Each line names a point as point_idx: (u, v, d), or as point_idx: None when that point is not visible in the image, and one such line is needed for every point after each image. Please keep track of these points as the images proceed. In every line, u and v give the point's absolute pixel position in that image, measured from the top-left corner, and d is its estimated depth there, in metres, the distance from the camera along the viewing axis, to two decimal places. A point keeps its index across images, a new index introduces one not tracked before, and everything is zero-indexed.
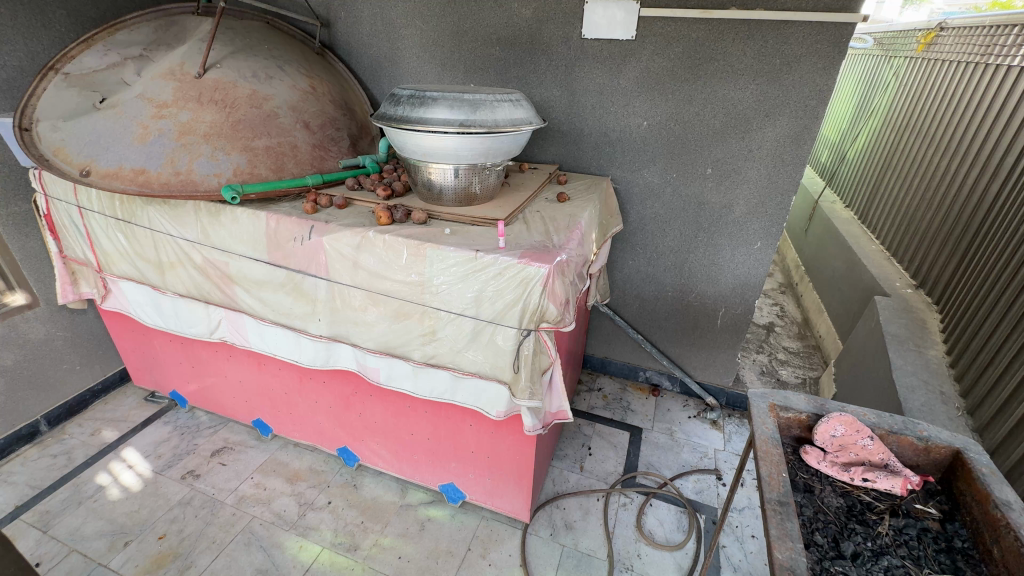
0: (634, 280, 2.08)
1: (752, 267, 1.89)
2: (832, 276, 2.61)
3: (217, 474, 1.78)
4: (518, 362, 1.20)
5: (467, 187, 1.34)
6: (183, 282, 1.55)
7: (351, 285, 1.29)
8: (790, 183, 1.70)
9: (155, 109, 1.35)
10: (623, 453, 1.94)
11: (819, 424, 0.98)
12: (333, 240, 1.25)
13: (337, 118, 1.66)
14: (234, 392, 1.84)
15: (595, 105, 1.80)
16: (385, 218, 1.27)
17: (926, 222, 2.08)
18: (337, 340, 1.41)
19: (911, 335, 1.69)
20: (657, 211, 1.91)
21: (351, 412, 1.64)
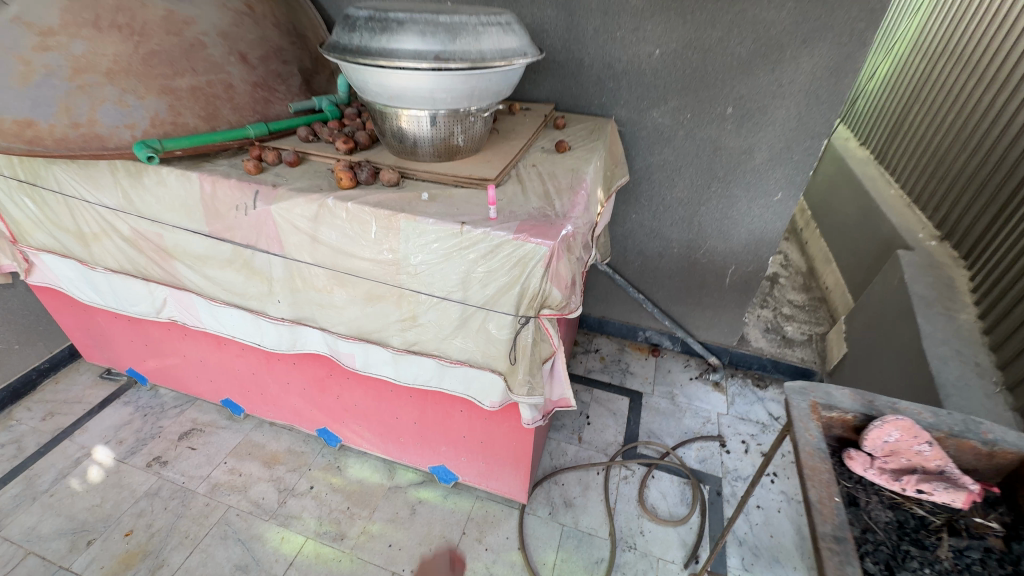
0: (636, 236, 1.88)
1: (770, 221, 1.69)
2: (844, 223, 2.43)
3: (187, 460, 1.63)
4: (515, 352, 1.03)
5: (448, 138, 1.09)
6: (114, 256, 1.30)
7: (312, 263, 1.08)
8: (823, 125, 1.47)
9: (37, 38, 1.01)
10: (623, 421, 1.84)
11: (869, 428, 0.85)
12: (283, 209, 1.02)
13: (284, 49, 1.35)
14: (197, 372, 1.66)
15: (598, 29, 1.50)
16: (347, 180, 1.02)
17: (958, 166, 1.85)
18: (302, 323, 1.21)
19: (939, 296, 1.54)
20: (666, 157, 1.67)
21: (328, 394, 1.48)
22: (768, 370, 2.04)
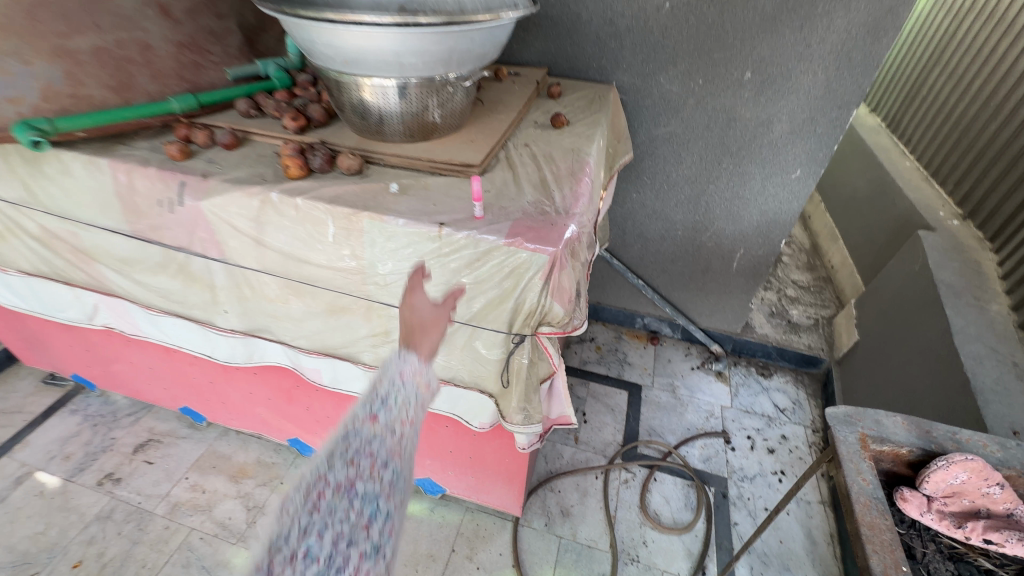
0: (637, 217, 1.71)
1: (785, 201, 1.53)
2: (852, 197, 2.28)
3: (143, 477, 1.47)
4: (508, 374, 0.87)
5: (421, 114, 0.89)
6: (26, 257, 1.09)
7: (260, 270, 0.89)
8: (853, 93, 1.29)
9: None
10: (622, 417, 1.72)
11: (932, 468, 0.72)
12: (217, 205, 0.82)
13: None
14: (148, 379, 1.47)
15: None
16: (296, 169, 0.83)
17: (981, 139, 1.68)
18: (257, 336, 1.03)
19: (968, 285, 1.41)
20: (673, 130, 1.48)
21: (296, 406, 1.32)
22: (773, 358, 1.93)
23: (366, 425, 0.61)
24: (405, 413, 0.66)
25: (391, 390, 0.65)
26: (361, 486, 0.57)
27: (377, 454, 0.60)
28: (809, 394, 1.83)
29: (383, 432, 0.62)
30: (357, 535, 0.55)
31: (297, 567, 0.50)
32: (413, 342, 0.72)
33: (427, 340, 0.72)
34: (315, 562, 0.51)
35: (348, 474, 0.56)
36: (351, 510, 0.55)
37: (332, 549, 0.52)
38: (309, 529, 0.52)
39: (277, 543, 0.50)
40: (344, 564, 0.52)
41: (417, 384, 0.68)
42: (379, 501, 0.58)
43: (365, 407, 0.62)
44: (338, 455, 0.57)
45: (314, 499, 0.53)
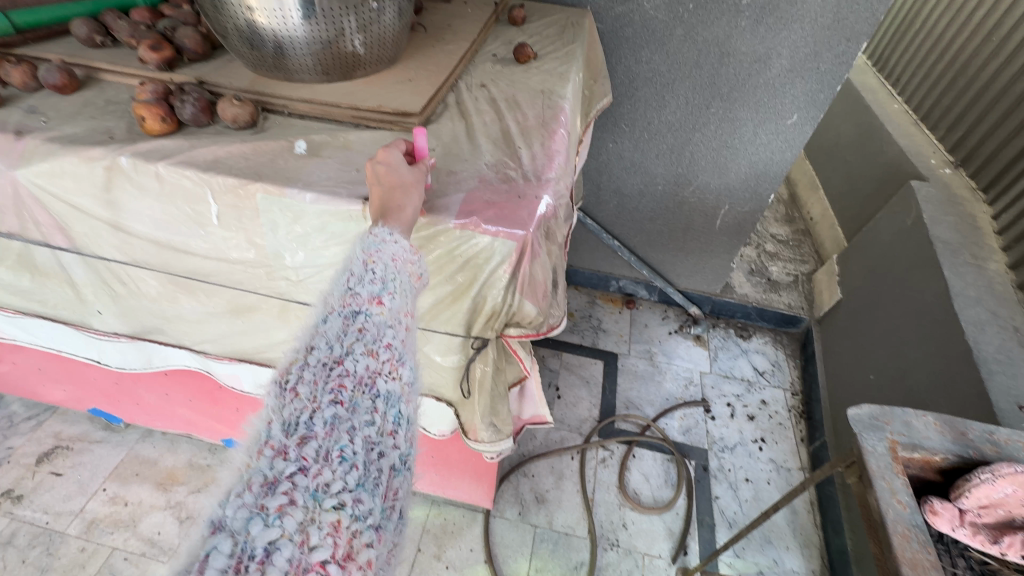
0: (614, 170, 1.51)
1: (778, 150, 1.36)
2: (836, 143, 2.14)
3: (50, 492, 1.26)
4: (467, 384, 0.70)
5: (336, 41, 0.65)
6: None
7: (129, 262, 0.66)
8: (867, 20, 1.09)
9: None
10: (598, 390, 1.61)
11: (973, 480, 0.61)
12: (41, 176, 0.57)
13: None
14: (41, 381, 1.23)
15: None
16: (154, 121, 0.58)
17: (985, 76, 1.50)
18: (148, 340, 0.81)
19: (965, 241, 1.32)
20: (656, 67, 1.26)
21: (223, 407, 1.12)
22: (752, 318, 1.84)
23: (370, 308, 0.42)
24: (410, 302, 0.46)
25: (388, 270, 0.44)
26: (382, 381, 0.39)
27: (396, 345, 0.42)
28: (788, 355, 1.76)
29: (395, 320, 0.43)
30: (384, 442, 0.38)
31: (328, 469, 0.33)
32: (389, 210, 0.49)
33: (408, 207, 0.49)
34: (349, 469, 0.34)
35: (368, 364, 0.39)
36: (375, 410, 0.38)
37: (363, 456, 0.36)
38: (332, 422, 0.35)
39: (291, 430, 0.34)
40: (379, 478, 0.36)
41: (409, 273, 0.47)
42: (402, 404, 0.41)
43: (362, 286, 0.43)
44: (351, 338, 0.39)
45: (334, 389, 0.36)
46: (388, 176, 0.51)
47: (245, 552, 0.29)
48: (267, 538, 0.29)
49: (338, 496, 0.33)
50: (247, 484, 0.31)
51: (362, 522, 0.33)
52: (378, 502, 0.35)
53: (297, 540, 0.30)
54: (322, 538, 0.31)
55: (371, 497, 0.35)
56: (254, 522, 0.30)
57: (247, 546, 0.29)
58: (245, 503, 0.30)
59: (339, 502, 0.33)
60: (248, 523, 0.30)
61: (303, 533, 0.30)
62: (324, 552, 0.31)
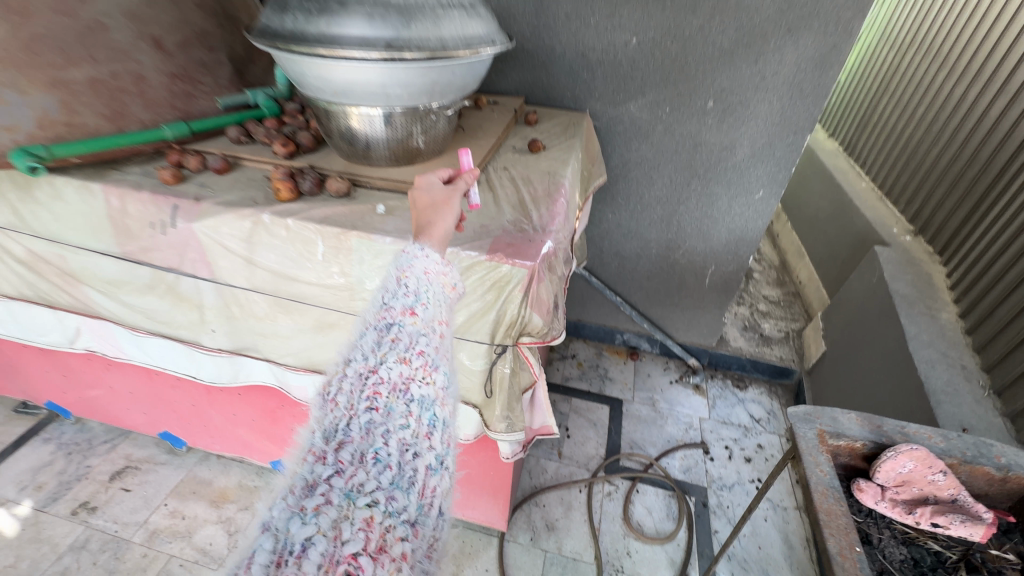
0: (613, 236, 1.78)
1: (750, 220, 1.63)
2: (815, 216, 2.41)
3: (120, 504, 1.44)
4: (490, 385, 0.91)
5: (406, 140, 0.94)
6: (8, 282, 1.10)
7: (250, 288, 0.92)
8: (807, 119, 1.39)
9: None
10: (604, 431, 1.76)
11: (882, 460, 0.78)
12: (209, 227, 0.85)
13: (212, 33, 1.17)
14: (127, 404, 1.46)
15: (569, 15, 1.36)
16: (286, 192, 0.87)
17: (931, 159, 1.79)
18: (244, 354, 1.05)
19: (920, 295, 1.51)
20: (643, 154, 1.57)
21: (280, 426, 1.32)
22: (747, 370, 2.00)
23: (405, 319, 0.60)
24: (441, 310, 0.64)
25: (419, 282, 0.63)
26: (416, 387, 0.56)
27: (428, 353, 0.59)
28: (783, 404, 1.89)
29: (427, 329, 0.61)
30: (421, 444, 0.53)
31: (362, 473, 0.48)
32: (425, 227, 0.70)
33: (439, 223, 0.70)
34: (383, 470, 0.49)
35: (401, 372, 0.55)
36: (408, 414, 0.53)
37: (396, 458, 0.50)
38: (367, 428, 0.51)
39: (330, 439, 0.50)
40: (414, 475, 0.51)
41: (442, 284, 0.65)
42: (436, 407, 0.56)
43: (397, 299, 0.61)
44: (386, 349, 0.57)
45: (370, 397, 0.53)
46: (422, 199, 0.73)
47: (286, 547, 0.42)
48: (303, 532, 0.43)
49: (372, 495, 0.47)
50: (292, 488, 0.47)
51: (396, 518, 0.47)
52: (413, 501, 0.49)
53: (329, 535, 0.43)
54: (355, 533, 0.44)
55: (404, 495, 0.48)
56: (294, 521, 0.44)
57: (289, 542, 0.42)
58: (288, 505, 0.45)
59: (373, 501, 0.47)
60: (289, 522, 0.44)
61: (335, 530, 0.44)
62: (355, 545, 0.43)
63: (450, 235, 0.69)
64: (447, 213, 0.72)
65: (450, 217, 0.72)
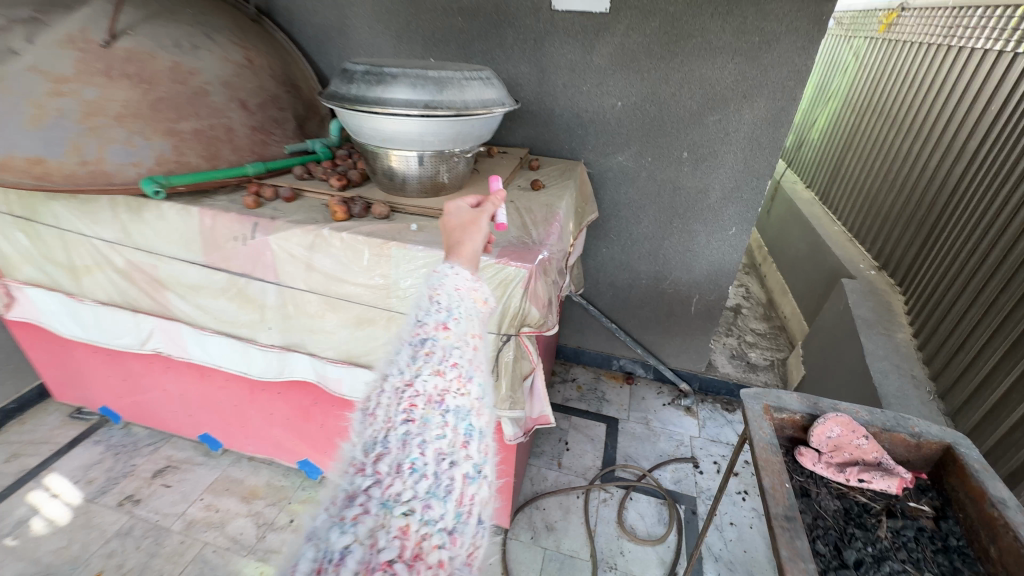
0: (608, 268, 2.02)
1: (727, 253, 1.85)
2: (796, 257, 2.64)
3: (161, 498, 1.60)
4: (498, 370, 1.10)
5: (434, 176, 1.20)
6: (103, 289, 1.34)
7: (306, 290, 1.15)
8: (766, 167, 1.66)
9: (52, 85, 1.12)
10: (601, 446, 1.90)
11: (814, 425, 0.95)
12: (281, 239, 1.09)
13: (280, 97, 1.48)
14: (175, 407, 1.65)
15: (566, 84, 1.67)
16: (341, 213, 1.12)
17: (893, 206, 2.04)
18: (292, 349, 1.27)
19: (879, 319, 1.71)
20: (631, 196, 1.83)
21: (312, 423, 1.50)
22: (735, 394, 2.15)
23: (438, 333, 0.66)
24: (474, 324, 0.71)
25: (451, 299, 0.70)
26: (451, 398, 0.61)
27: (461, 365, 0.64)
28: None
29: (461, 342, 0.67)
30: (457, 454, 0.58)
31: (399, 482, 0.54)
32: (455, 249, 0.81)
33: (466, 245, 0.82)
34: (419, 480, 0.54)
35: (435, 383, 0.61)
36: (444, 424, 0.59)
37: (432, 468, 0.55)
38: (404, 439, 0.57)
39: (370, 452, 0.57)
40: (449, 484, 0.55)
41: (474, 300, 0.73)
42: (470, 418, 0.61)
43: (430, 317, 0.68)
44: (420, 362, 0.63)
45: (407, 409, 0.59)
46: (452, 223, 0.86)
47: (325, 556, 0.47)
48: (342, 538, 0.48)
49: (407, 504, 0.52)
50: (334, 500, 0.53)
51: (432, 526, 0.52)
52: (450, 509, 0.54)
53: (366, 543, 0.49)
54: (390, 540, 0.49)
55: (439, 504, 0.53)
56: (334, 530, 0.49)
57: (328, 551, 0.47)
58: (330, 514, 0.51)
59: (409, 509, 0.52)
60: (330, 530, 0.49)
61: (372, 538, 0.49)
62: (389, 553, 0.48)
63: (475, 255, 0.79)
64: (474, 234, 0.84)
65: (476, 239, 0.83)
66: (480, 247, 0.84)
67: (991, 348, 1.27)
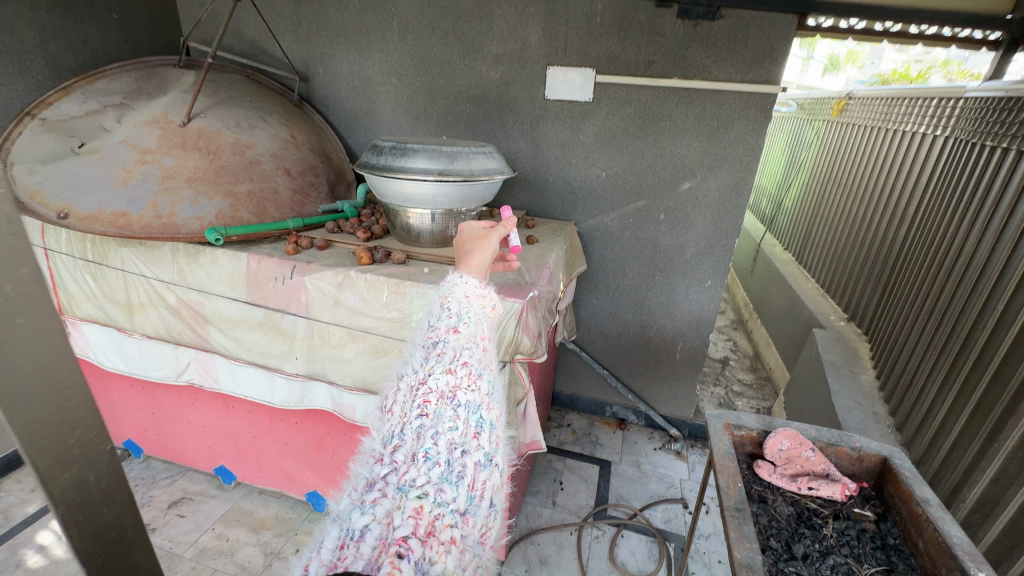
0: (598, 317, 2.21)
1: (705, 303, 2.05)
2: (776, 312, 2.83)
3: (175, 527, 1.69)
4: None
5: (444, 230, 1.44)
6: (152, 324, 1.53)
7: (331, 323, 1.34)
8: (733, 228, 1.90)
9: (138, 155, 1.40)
10: (594, 486, 1.99)
11: (767, 439, 1.10)
12: (315, 279, 1.31)
13: (316, 166, 1.76)
14: (197, 439, 1.79)
15: (558, 157, 1.96)
16: (366, 258, 1.34)
17: (856, 263, 2.26)
18: (314, 378, 1.44)
19: (845, 362, 1.87)
20: (616, 253, 2.06)
21: (322, 453, 1.63)
22: None
23: (449, 335, 0.70)
24: (482, 327, 0.75)
25: (460, 306, 0.75)
26: (462, 394, 0.63)
27: (470, 363, 0.67)
28: None
29: (471, 342, 0.70)
30: (468, 444, 0.59)
31: (414, 468, 0.54)
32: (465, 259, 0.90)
33: (475, 257, 0.90)
34: (433, 466, 0.55)
35: (447, 379, 0.63)
36: (456, 417, 0.60)
37: (445, 456, 0.56)
38: (419, 430, 0.58)
39: (388, 445, 0.58)
40: (461, 470, 0.56)
41: (481, 305, 0.79)
42: (480, 412, 0.63)
43: (442, 322, 0.72)
44: (434, 362, 0.65)
45: (421, 403, 0.60)
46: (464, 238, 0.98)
47: (348, 534, 0.47)
48: (362, 519, 0.48)
49: (422, 488, 0.53)
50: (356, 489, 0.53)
51: (444, 508, 0.52)
52: (461, 493, 0.54)
53: (384, 522, 0.48)
54: (406, 519, 0.49)
55: (451, 488, 0.54)
56: (356, 511, 0.49)
57: (350, 530, 0.47)
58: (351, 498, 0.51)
59: (423, 493, 0.52)
60: (350, 512, 0.49)
61: (389, 518, 0.49)
62: (405, 530, 0.48)
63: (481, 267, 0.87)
64: (483, 247, 0.92)
65: (484, 253, 0.91)
66: (489, 259, 0.92)
67: (933, 382, 1.43)
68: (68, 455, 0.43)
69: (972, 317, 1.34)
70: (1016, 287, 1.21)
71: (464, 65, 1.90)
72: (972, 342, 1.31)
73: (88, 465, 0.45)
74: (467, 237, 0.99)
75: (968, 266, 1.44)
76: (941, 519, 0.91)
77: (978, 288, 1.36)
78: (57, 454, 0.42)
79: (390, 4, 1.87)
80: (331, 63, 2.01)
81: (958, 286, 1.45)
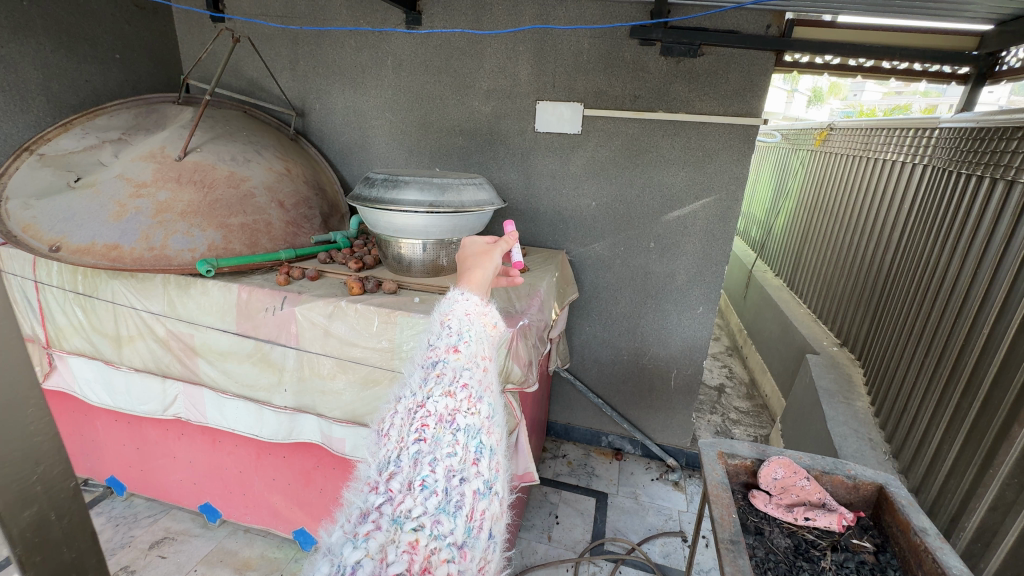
0: (591, 345, 2.20)
1: (698, 330, 2.06)
2: (769, 338, 2.84)
3: (154, 569, 1.63)
4: None
5: (434, 260, 1.45)
6: (140, 356, 1.51)
7: (321, 353, 1.33)
8: (722, 255, 1.93)
9: (133, 189, 1.42)
10: (590, 520, 1.94)
11: (761, 468, 1.08)
12: (306, 309, 1.31)
13: (311, 198, 1.79)
14: (183, 475, 1.74)
15: (548, 188, 1.99)
16: (357, 288, 1.34)
17: (846, 288, 2.29)
18: (302, 411, 1.42)
19: (839, 388, 1.86)
20: (608, 280, 2.08)
21: (310, 488, 1.59)
22: None
23: (449, 355, 0.69)
24: (483, 346, 0.75)
25: (461, 324, 0.74)
26: (461, 418, 0.62)
27: (470, 385, 0.66)
28: None
29: (471, 363, 0.70)
30: (468, 471, 0.59)
31: (410, 498, 0.53)
32: (466, 274, 0.89)
33: (477, 272, 0.90)
34: (430, 495, 0.54)
35: (447, 403, 0.62)
36: (455, 443, 0.60)
37: (443, 485, 0.56)
38: (417, 456, 0.57)
39: (384, 472, 0.57)
40: (459, 499, 0.55)
41: (483, 323, 0.79)
42: (479, 436, 0.63)
43: (441, 341, 0.71)
44: (433, 384, 0.64)
45: (418, 428, 0.59)
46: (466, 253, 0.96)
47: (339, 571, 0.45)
48: (355, 554, 0.47)
49: (418, 520, 0.52)
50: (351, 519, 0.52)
51: (441, 542, 0.51)
52: (459, 525, 0.53)
53: (377, 557, 0.47)
54: (399, 555, 0.48)
55: (448, 519, 0.53)
56: (348, 545, 0.48)
57: (341, 566, 0.45)
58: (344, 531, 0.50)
59: (419, 526, 0.51)
60: (342, 547, 0.48)
61: (382, 553, 0.48)
62: (399, 566, 0.47)
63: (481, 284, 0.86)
64: (485, 263, 0.92)
65: (486, 267, 0.91)
66: (490, 275, 0.92)
67: (925, 407, 1.42)
68: (31, 491, 0.46)
69: (959, 341, 1.35)
70: (1000, 310, 1.23)
71: (456, 100, 1.96)
72: (961, 366, 1.32)
73: (51, 503, 0.48)
74: (469, 252, 0.98)
75: (952, 290, 1.45)
76: (939, 549, 0.89)
77: (965, 312, 1.37)
78: (20, 491, 0.46)
79: (385, 43, 1.94)
80: (327, 98, 2.06)
81: (944, 310, 1.46)
